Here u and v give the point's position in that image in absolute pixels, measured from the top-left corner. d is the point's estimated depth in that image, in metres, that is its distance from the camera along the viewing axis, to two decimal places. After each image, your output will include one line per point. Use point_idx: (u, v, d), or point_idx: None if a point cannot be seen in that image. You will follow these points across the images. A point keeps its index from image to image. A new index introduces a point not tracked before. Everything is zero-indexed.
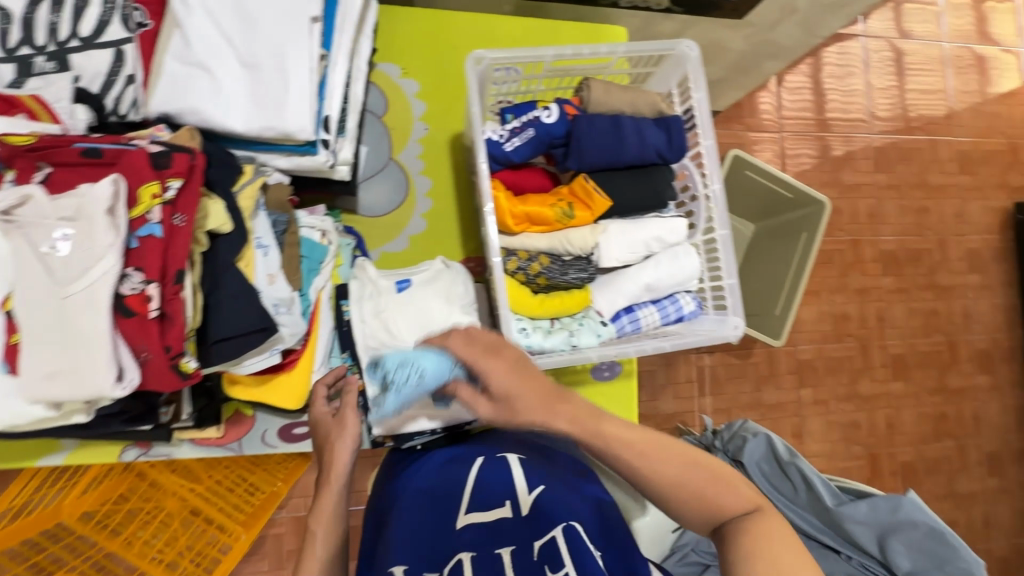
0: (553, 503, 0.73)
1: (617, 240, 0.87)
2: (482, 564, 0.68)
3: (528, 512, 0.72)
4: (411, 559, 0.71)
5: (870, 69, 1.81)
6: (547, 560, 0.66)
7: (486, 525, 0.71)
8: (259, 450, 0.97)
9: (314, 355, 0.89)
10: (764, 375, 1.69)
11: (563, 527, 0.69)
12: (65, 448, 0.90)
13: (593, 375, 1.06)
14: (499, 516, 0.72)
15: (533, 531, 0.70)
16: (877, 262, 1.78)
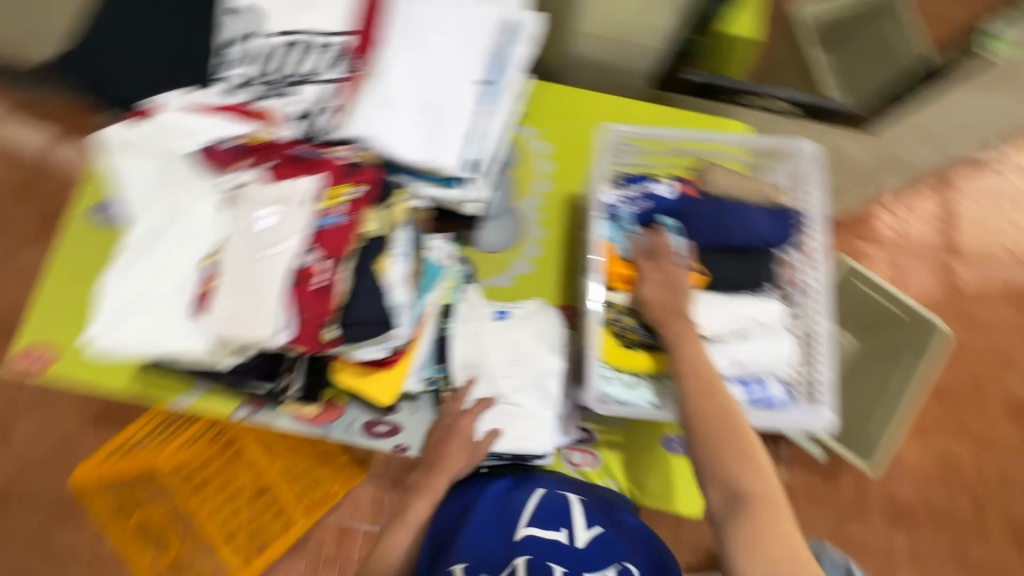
0: (603, 549, 0.91)
1: (711, 312, 0.90)
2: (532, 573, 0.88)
3: (580, 547, 0.90)
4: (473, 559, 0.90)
5: (1016, 205, 1.71)
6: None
7: (542, 542, 0.90)
8: (342, 436, 1.07)
9: (413, 361, 0.97)
10: (850, 506, 1.53)
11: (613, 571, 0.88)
12: (194, 394, 1.06)
13: (662, 446, 1.04)
14: (554, 539, 0.90)
15: (582, 562, 0.89)
16: (1004, 410, 1.59)
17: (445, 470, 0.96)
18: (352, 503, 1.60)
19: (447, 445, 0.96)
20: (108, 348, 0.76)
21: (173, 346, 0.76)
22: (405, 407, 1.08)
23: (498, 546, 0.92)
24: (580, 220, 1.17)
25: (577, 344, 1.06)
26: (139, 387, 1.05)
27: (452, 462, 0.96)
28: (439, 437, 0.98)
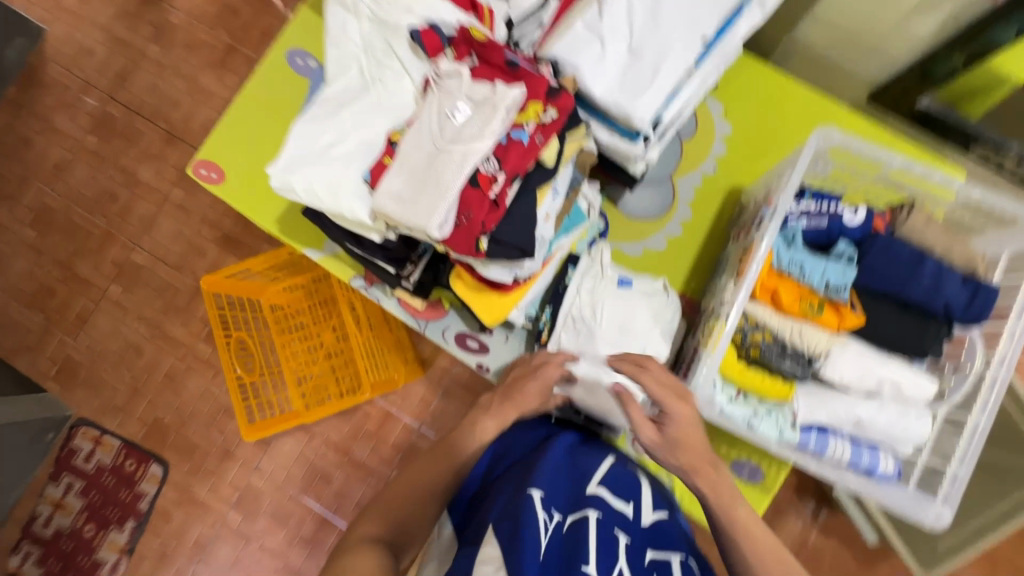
0: (668, 533, 0.76)
1: (851, 359, 0.84)
2: (603, 535, 0.71)
3: (648, 526, 0.76)
4: (549, 496, 0.74)
5: None
6: (656, 568, 0.72)
7: (612, 507, 0.76)
8: (435, 337, 1.13)
9: (525, 294, 1.00)
10: None
11: (679, 557, 0.74)
12: (323, 251, 1.15)
13: (731, 467, 1.03)
14: (624, 510, 0.76)
15: (652, 541, 0.75)
16: None
17: (516, 405, 0.87)
18: (403, 394, 1.79)
19: (525, 384, 0.86)
20: (286, 186, 0.83)
21: (340, 203, 0.81)
22: (499, 332, 1.11)
23: (566, 493, 0.77)
24: (734, 217, 1.10)
25: (684, 338, 1.03)
26: (283, 227, 1.15)
27: (524, 402, 0.87)
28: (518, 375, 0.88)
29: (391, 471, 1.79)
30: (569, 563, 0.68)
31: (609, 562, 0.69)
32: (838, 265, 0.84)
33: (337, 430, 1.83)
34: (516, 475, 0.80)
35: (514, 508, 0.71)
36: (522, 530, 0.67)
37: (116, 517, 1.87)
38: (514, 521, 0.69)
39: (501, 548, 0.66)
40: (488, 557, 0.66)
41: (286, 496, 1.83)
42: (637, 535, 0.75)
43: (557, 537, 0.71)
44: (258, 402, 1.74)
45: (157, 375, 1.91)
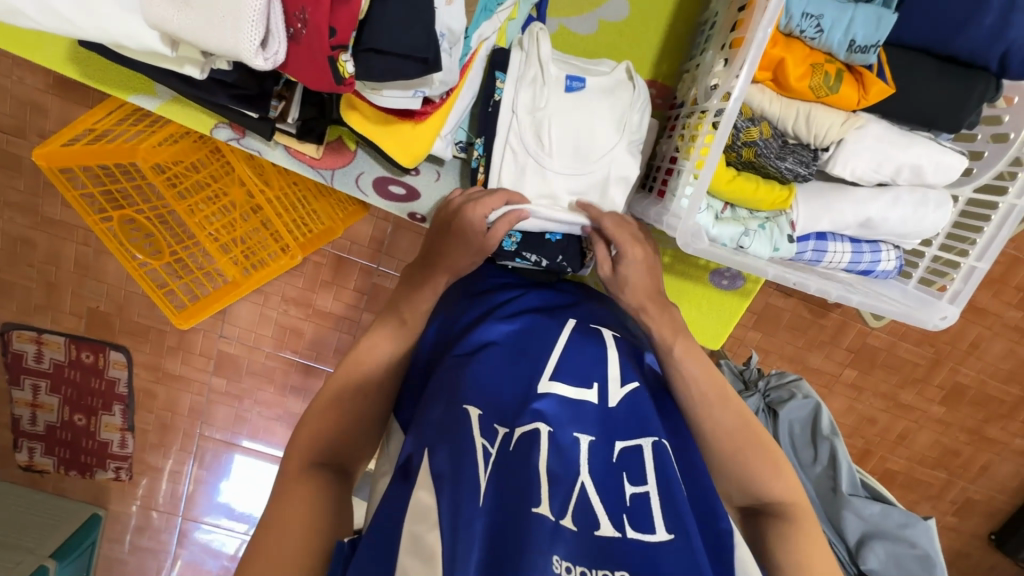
0: (644, 408, 0.52)
1: (868, 146, 0.66)
2: (559, 446, 0.45)
3: (618, 407, 0.51)
4: (487, 406, 0.49)
5: None
6: (627, 466, 0.46)
7: (568, 401, 0.50)
8: (348, 189, 0.88)
9: (447, 117, 0.74)
10: (917, 374, 1.47)
11: (654, 441, 0.48)
12: (159, 97, 0.81)
13: (709, 277, 0.94)
14: (585, 399, 0.51)
15: (618, 429, 0.49)
16: None
17: (449, 268, 0.69)
18: (350, 237, 1.53)
19: (447, 244, 0.69)
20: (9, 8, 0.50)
21: (111, 26, 0.50)
22: (427, 169, 0.87)
23: (512, 397, 0.50)
24: None
25: (658, 142, 0.81)
26: (86, 70, 0.80)
27: (453, 261, 0.69)
28: (443, 232, 0.70)
29: (362, 313, 1.61)
30: (514, 495, 0.41)
31: (566, 480, 0.43)
32: (871, 9, 0.60)
33: (292, 286, 1.59)
34: (440, 380, 0.54)
35: (446, 426, 0.47)
36: (459, 454, 0.44)
37: (99, 406, 1.63)
38: (449, 446, 0.45)
39: (437, 496, 0.42)
40: (422, 507, 0.41)
41: (262, 355, 1.64)
42: (601, 426, 0.49)
43: (501, 461, 0.44)
44: (190, 281, 1.47)
45: (67, 266, 1.51)
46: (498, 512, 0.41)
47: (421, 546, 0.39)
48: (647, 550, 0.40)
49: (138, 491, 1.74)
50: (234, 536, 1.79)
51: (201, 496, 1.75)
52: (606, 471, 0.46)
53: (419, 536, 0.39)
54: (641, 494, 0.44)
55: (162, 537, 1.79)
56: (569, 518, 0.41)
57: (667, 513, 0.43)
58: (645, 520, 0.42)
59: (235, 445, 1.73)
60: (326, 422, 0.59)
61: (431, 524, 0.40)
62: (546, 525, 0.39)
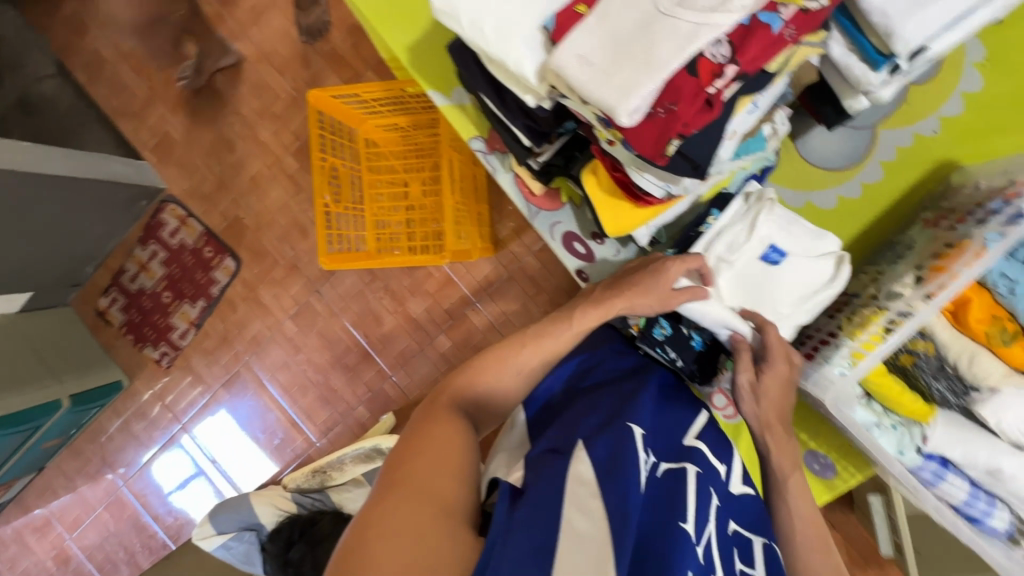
0: (757, 513, 0.61)
1: (1021, 405, 0.72)
2: (703, 492, 0.53)
3: (738, 495, 0.61)
4: (646, 430, 0.58)
5: None
6: (739, 545, 0.55)
7: (708, 464, 0.59)
8: (541, 229, 1.03)
9: (660, 214, 0.88)
10: None
11: (764, 542, 0.57)
12: (450, 99, 1.03)
13: (805, 455, 0.96)
14: (716, 470, 0.60)
15: (735, 511, 0.58)
16: None
17: (627, 300, 0.77)
18: (472, 266, 1.70)
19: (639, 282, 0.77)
20: (452, 13, 0.72)
21: (507, 50, 0.68)
22: (611, 244, 1.01)
23: (660, 437, 0.60)
24: (935, 196, 0.91)
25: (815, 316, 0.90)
26: (415, 60, 1.04)
27: (634, 297, 0.77)
28: (635, 271, 0.80)
29: (439, 334, 1.73)
30: (663, 510, 0.49)
31: (705, 522, 0.51)
32: None
33: (399, 281, 1.76)
34: (599, 401, 0.66)
35: (608, 429, 0.56)
36: (621, 454, 0.52)
37: (188, 293, 1.86)
38: (616, 441, 0.54)
39: (600, 477, 0.50)
40: (580, 476, 0.50)
41: (338, 324, 1.79)
42: (726, 500, 0.58)
43: (652, 476, 0.53)
44: (340, 236, 1.66)
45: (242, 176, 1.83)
46: (651, 514, 0.49)
47: (582, 504, 0.47)
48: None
49: (161, 381, 1.87)
50: (195, 468, 1.84)
51: (206, 413, 1.84)
52: (726, 541, 0.54)
53: (580, 496, 0.47)
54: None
55: (155, 434, 1.86)
56: (702, 551, 0.48)
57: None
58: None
59: (263, 386, 1.82)
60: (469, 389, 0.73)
61: (587, 495, 0.49)
62: (691, 547, 0.47)
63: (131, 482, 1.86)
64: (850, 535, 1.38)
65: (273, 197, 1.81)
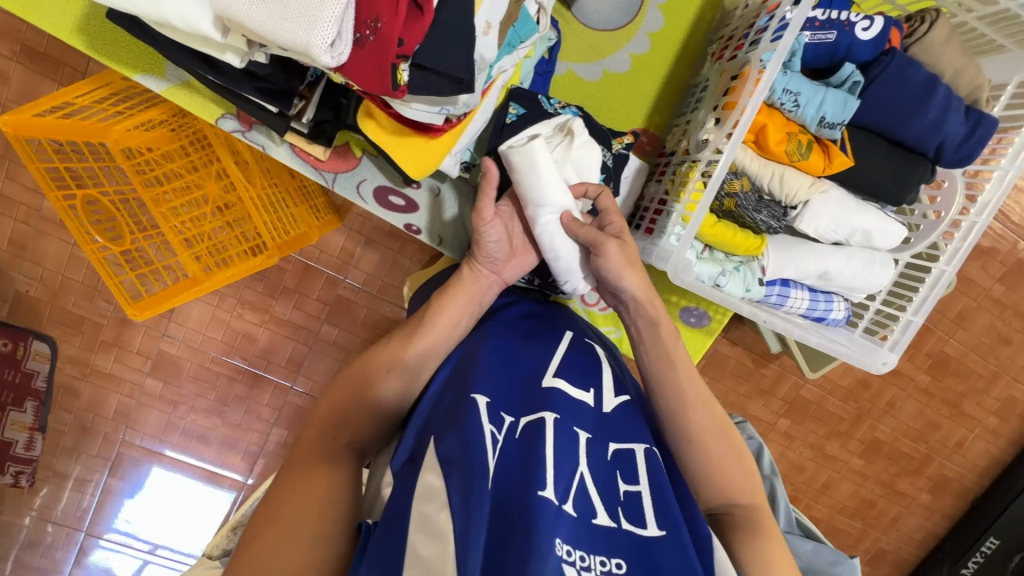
0: (633, 419, 0.63)
1: (830, 208, 0.76)
2: (561, 437, 0.55)
3: (612, 412, 0.62)
4: (493, 396, 0.59)
5: None
6: (620, 465, 0.57)
7: (571, 399, 0.60)
8: (348, 194, 0.90)
9: (459, 138, 0.79)
10: (841, 427, 1.60)
11: (644, 448, 0.60)
12: (168, 80, 0.81)
13: (679, 314, 1.01)
14: (583, 399, 0.61)
15: (612, 431, 0.60)
16: (994, 403, 1.61)
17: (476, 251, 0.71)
18: (320, 246, 1.44)
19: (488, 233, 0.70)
20: None
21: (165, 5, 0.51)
22: (428, 184, 0.91)
23: (517, 396, 0.61)
24: (716, 25, 0.88)
25: (648, 185, 0.89)
26: (98, 41, 0.79)
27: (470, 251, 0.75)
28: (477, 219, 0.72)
29: (322, 325, 1.48)
30: (521, 479, 0.50)
31: (568, 469, 0.53)
32: (839, 93, 0.70)
33: (251, 289, 1.43)
34: (455, 378, 0.64)
35: (455, 416, 0.56)
36: (466, 442, 0.52)
37: (8, 401, 1.29)
38: (461, 429, 0.54)
39: (446, 479, 0.50)
40: (430, 488, 0.50)
41: (207, 359, 1.45)
42: (597, 427, 0.60)
43: (508, 445, 0.54)
44: (147, 274, 1.38)
45: None
46: (508, 483, 0.50)
47: (430, 523, 0.47)
48: (642, 541, 0.50)
49: (34, 500, 1.44)
50: (135, 558, 1.51)
51: (108, 512, 1.48)
52: (603, 468, 0.56)
53: (430, 515, 0.48)
54: (633, 492, 0.55)
55: (57, 555, 1.48)
56: (570, 504, 0.50)
57: (658, 513, 0.53)
58: (638, 515, 0.53)
59: (158, 455, 1.49)
60: (334, 414, 0.64)
61: (441, 505, 0.48)
62: (552, 508, 0.48)
63: None
64: (749, 348, 1.52)
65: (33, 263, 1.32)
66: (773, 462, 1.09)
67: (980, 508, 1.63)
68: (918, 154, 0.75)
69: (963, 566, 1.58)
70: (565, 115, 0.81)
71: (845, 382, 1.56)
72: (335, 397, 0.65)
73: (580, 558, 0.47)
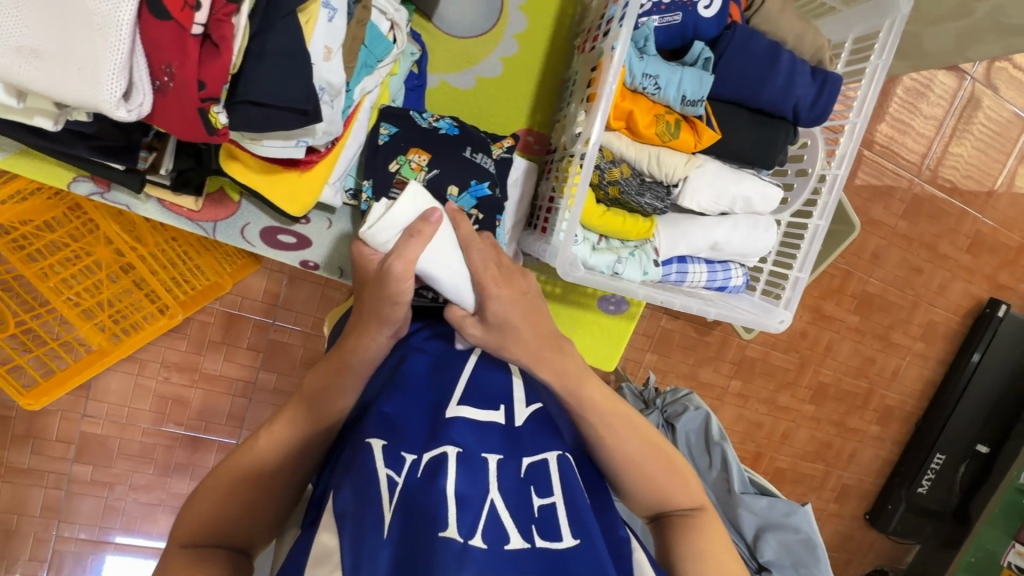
0: (544, 430, 0.63)
1: (707, 182, 0.78)
2: (466, 467, 0.55)
3: (522, 425, 0.62)
4: (392, 438, 0.59)
5: (1002, 143, 1.68)
6: (534, 480, 0.58)
7: (474, 423, 0.60)
8: (233, 240, 0.85)
9: (334, 167, 0.76)
10: (788, 378, 1.67)
11: (557, 455, 0.60)
12: (3, 150, 0.74)
13: (598, 304, 1.02)
14: (492, 420, 0.61)
15: (524, 447, 0.60)
16: (918, 329, 1.72)
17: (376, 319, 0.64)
18: (240, 293, 1.36)
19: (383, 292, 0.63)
20: None
21: None
22: (318, 217, 0.87)
23: (419, 430, 0.60)
24: (578, 19, 0.89)
25: (540, 184, 0.90)
26: None
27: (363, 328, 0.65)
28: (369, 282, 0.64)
29: (259, 373, 1.40)
30: (422, 522, 0.50)
31: (475, 501, 0.53)
32: (694, 71, 0.72)
33: (174, 349, 1.34)
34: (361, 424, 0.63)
35: (353, 464, 0.57)
36: (360, 494, 0.53)
37: None
38: (357, 478, 0.55)
39: (339, 536, 0.52)
40: (324, 549, 0.51)
41: (138, 432, 1.35)
42: (508, 446, 0.60)
43: (410, 485, 0.54)
44: (43, 354, 1.27)
45: None
46: (410, 528, 0.50)
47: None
48: (557, 555, 0.51)
49: None
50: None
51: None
52: (515, 487, 0.56)
53: None
54: (547, 505, 0.56)
55: None
56: (478, 537, 0.50)
57: (573, 522, 0.54)
58: (552, 528, 0.54)
59: (104, 543, 1.36)
60: (214, 507, 0.58)
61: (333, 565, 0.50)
62: (455, 547, 0.48)
63: None
64: (690, 319, 1.56)
65: None
66: (721, 429, 1.12)
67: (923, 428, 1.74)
68: (778, 119, 0.78)
69: (919, 486, 1.68)
70: (440, 127, 0.80)
71: (785, 335, 1.63)
72: (219, 485, 0.60)
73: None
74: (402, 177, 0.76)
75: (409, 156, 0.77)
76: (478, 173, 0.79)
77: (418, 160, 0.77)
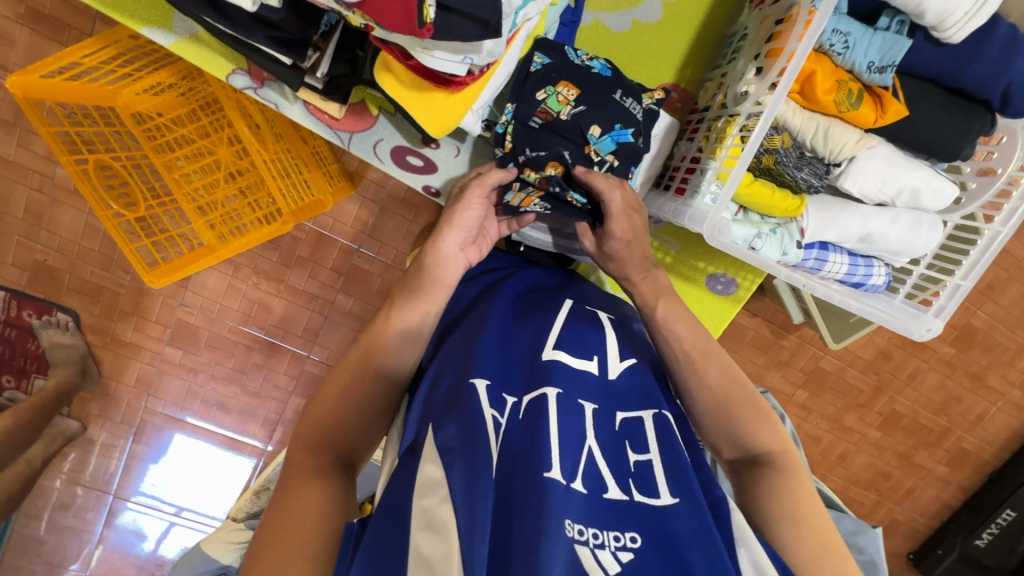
0: (639, 386, 0.61)
1: (876, 165, 0.72)
2: (564, 411, 0.54)
3: (618, 379, 0.60)
4: (494, 377, 0.57)
5: None
6: (629, 435, 0.56)
7: (572, 371, 0.58)
8: (364, 154, 0.86)
9: (481, 92, 0.74)
10: (860, 400, 1.57)
11: (653, 414, 0.58)
12: (176, 34, 0.77)
13: (706, 282, 0.98)
14: (586, 369, 0.59)
15: (619, 401, 0.58)
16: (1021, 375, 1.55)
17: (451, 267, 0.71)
18: (336, 214, 1.36)
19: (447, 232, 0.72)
20: None
21: None
22: (447, 145, 0.87)
23: (516, 371, 0.59)
24: None
25: (677, 144, 0.86)
26: None
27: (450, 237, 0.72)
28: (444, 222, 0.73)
29: (337, 295, 1.42)
30: (526, 463, 0.49)
31: (574, 447, 0.52)
32: (887, 35, 0.65)
33: (265, 259, 1.38)
34: (454, 352, 0.62)
35: (454, 402, 0.55)
36: (466, 431, 0.51)
37: (32, 368, 1.35)
38: (457, 416, 0.53)
39: (446, 471, 0.49)
40: (431, 480, 0.48)
41: (224, 328, 1.41)
42: (603, 397, 0.58)
43: (511, 427, 0.53)
44: (162, 241, 1.32)
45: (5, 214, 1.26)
46: (512, 482, 0.49)
47: (433, 518, 0.46)
48: (655, 510, 0.49)
49: (64, 464, 1.45)
50: (162, 519, 1.52)
51: (134, 474, 1.49)
52: (611, 440, 0.55)
53: (431, 509, 0.46)
54: (644, 461, 0.54)
55: (88, 516, 1.50)
56: (579, 481, 0.50)
57: (671, 479, 0.52)
58: (650, 484, 0.52)
59: (180, 421, 1.47)
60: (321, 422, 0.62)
61: (441, 498, 0.47)
62: (560, 488, 0.47)
63: (94, 564, 1.53)
64: (769, 319, 1.48)
65: (51, 235, 1.28)
66: None
67: (998, 481, 1.58)
68: (979, 103, 0.69)
69: (977, 538, 1.55)
70: (593, 66, 0.76)
71: (867, 354, 1.52)
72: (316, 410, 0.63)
73: (592, 535, 0.47)
74: (546, 108, 0.74)
75: (558, 88, 0.74)
76: (624, 118, 0.75)
77: (566, 94, 0.74)
